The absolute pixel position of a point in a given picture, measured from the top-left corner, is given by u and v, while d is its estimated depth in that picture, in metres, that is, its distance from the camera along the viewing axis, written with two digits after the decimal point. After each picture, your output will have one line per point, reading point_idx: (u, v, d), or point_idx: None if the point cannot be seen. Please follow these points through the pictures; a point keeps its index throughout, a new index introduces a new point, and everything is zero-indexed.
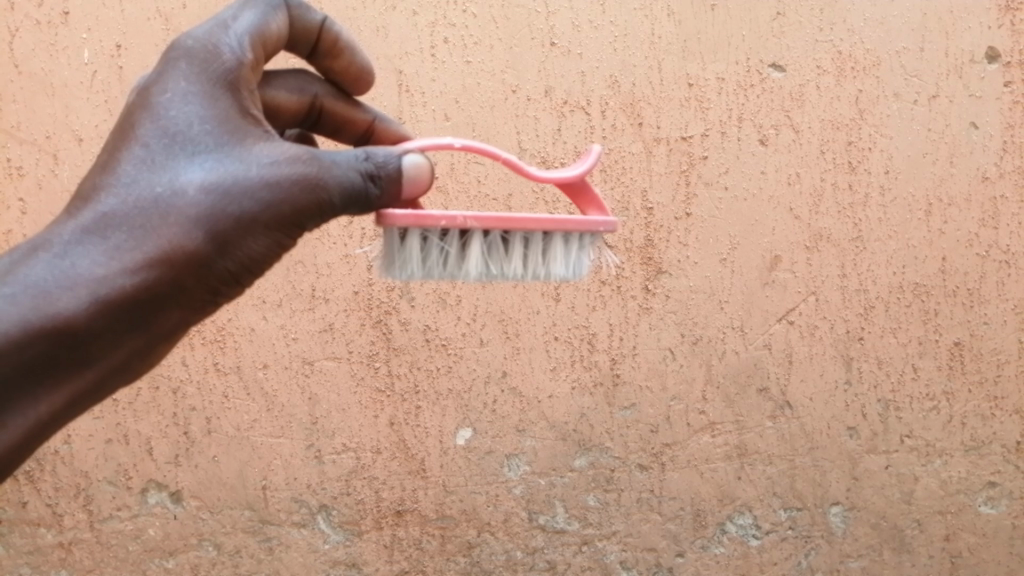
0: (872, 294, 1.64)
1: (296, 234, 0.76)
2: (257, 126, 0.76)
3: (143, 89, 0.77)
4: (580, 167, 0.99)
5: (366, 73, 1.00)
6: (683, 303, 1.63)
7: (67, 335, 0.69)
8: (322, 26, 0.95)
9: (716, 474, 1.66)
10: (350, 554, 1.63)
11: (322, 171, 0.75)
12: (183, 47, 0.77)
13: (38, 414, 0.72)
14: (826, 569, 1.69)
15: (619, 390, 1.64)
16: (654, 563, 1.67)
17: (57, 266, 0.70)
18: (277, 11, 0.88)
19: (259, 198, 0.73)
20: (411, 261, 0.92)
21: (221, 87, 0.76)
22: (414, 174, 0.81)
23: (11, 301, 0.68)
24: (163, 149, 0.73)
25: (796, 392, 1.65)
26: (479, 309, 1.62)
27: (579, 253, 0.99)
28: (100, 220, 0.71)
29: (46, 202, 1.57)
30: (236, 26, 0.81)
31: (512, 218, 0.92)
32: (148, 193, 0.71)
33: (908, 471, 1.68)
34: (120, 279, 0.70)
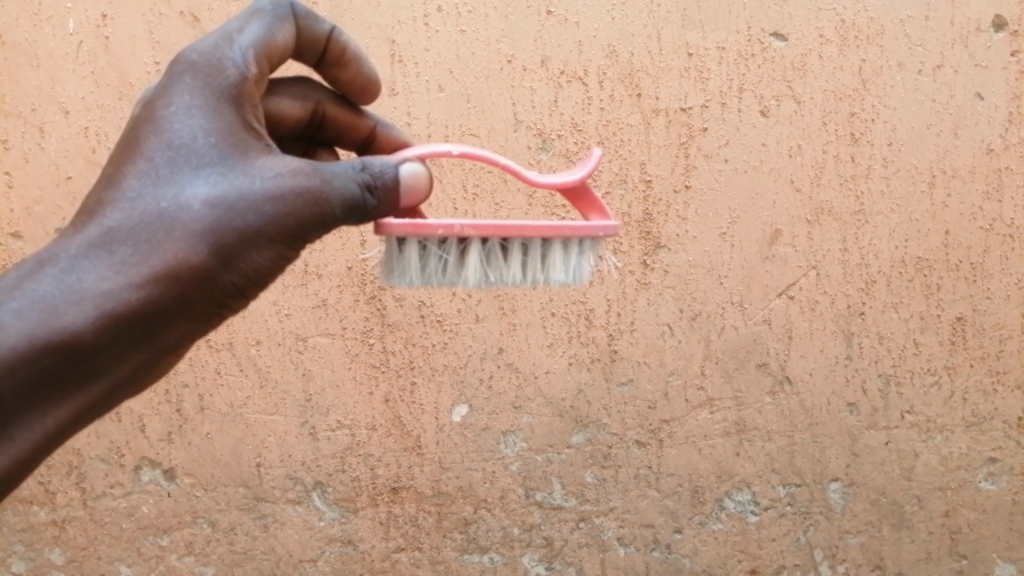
0: (873, 269, 1.62)
1: (298, 246, 0.81)
2: (259, 139, 0.81)
3: (148, 101, 0.81)
4: (579, 172, 1.00)
5: (372, 83, 1.04)
6: (681, 278, 1.61)
7: (73, 350, 0.74)
8: (330, 36, 0.99)
9: (715, 451, 1.65)
10: (346, 531, 1.62)
11: (325, 183, 0.79)
12: (187, 61, 0.81)
13: (45, 428, 0.77)
14: (825, 545, 1.68)
15: (617, 365, 1.62)
16: (651, 539, 1.66)
17: (64, 281, 0.74)
18: (284, 21, 0.91)
19: (263, 211, 0.77)
20: (409, 269, 0.94)
21: (224, 101, 0.80)
22: (411, 182, 0.86)
23: (19, 315, 0.73)
24: (167, 162, 0.77)
25: (797, 367, 1.63)
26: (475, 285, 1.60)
27: (579, 258, 1.00)
28: (105, 235, 0.76)
29: (32, 176, 1.54)
30: (241, 38, 0.85)
31: (510, 225, 0.91)
32: (153, 207, 0.76)
33: (908, 447, 1.66)
34: (126, 293, 0.75)
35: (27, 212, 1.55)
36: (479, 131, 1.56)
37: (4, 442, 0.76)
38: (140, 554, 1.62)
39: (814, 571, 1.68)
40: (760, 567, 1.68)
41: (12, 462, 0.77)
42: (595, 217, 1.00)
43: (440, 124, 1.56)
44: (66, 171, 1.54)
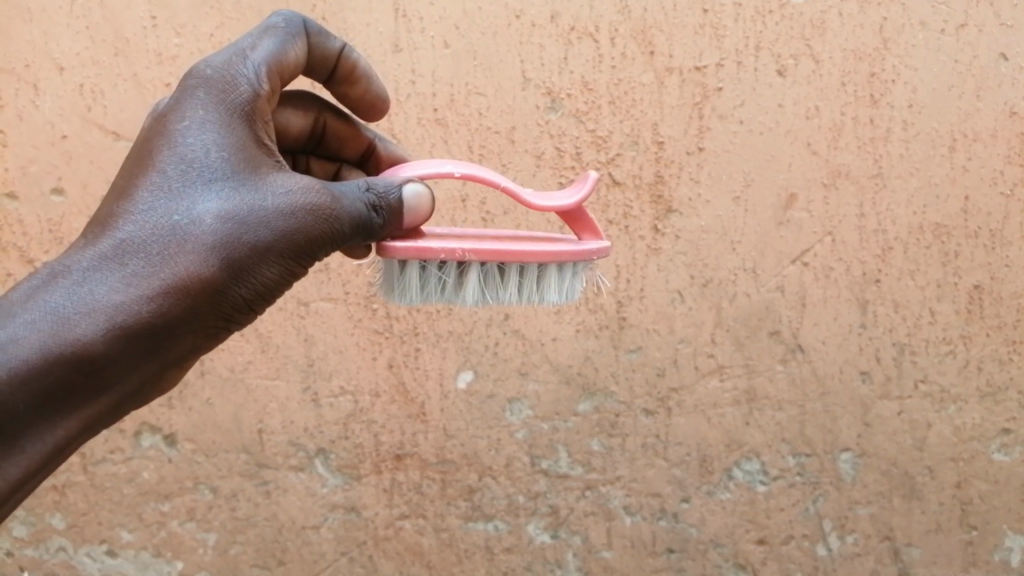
0: (890, 235, 1.57)
1: (303, 261, 0.90)
2: (269, 157, 0.90)
3: (163, 115, 0.89)
4: (579, 193, 1.05)
5: (381, 101, 1.18)
6: (693, 243, 1.57)
7: (84, 362, 0.79)
8: (340, 53, 1.10)
9: (724, 420, 1.62)
10: (349, 497, 1.61)
11: (335, 201, 0.89)
12: (202, 77, 0.90)
13: (54, 440, 0.82)
14: (834, 516, 1.65)
15: (625, 333, 1.59)
16: (658, 508, 1.64)
17: (75, 293, 0.80)
18: (296, 40, 1.02)
19: (275, 226, 0.86)
20: (410, 289, 1.03)
21: (236, 117, 0.89)
22: (414, 203, 0.95)
23: (32, 327, 0.78)
24: (180, 176, 0.85)
25: (809, 335, 1.60)
26: None
27: (573, 278, 1.10)
28: (118, 246, 0.82)
29: (28, 135, 1.51)
30: (254, 56, 0.95)
31: (509, 251, 0.99)
32: (166, 220, 0.83)
33: (921, 417, 1.63)
34: (137, 305, 0.80)
35: (22, 171, 1.51)
36: (485, 90, 1.53)
37: (15, 454, 0.80)
38: (140, 520, 1.60)
39: (823, 542, 1.66)
40: (768, 537, 1.65)
41: (23, 472, 0.81)
42: (589, 238, 1.07)
43: (445, 82, 1.53)
44: (61, 130, 1.50)
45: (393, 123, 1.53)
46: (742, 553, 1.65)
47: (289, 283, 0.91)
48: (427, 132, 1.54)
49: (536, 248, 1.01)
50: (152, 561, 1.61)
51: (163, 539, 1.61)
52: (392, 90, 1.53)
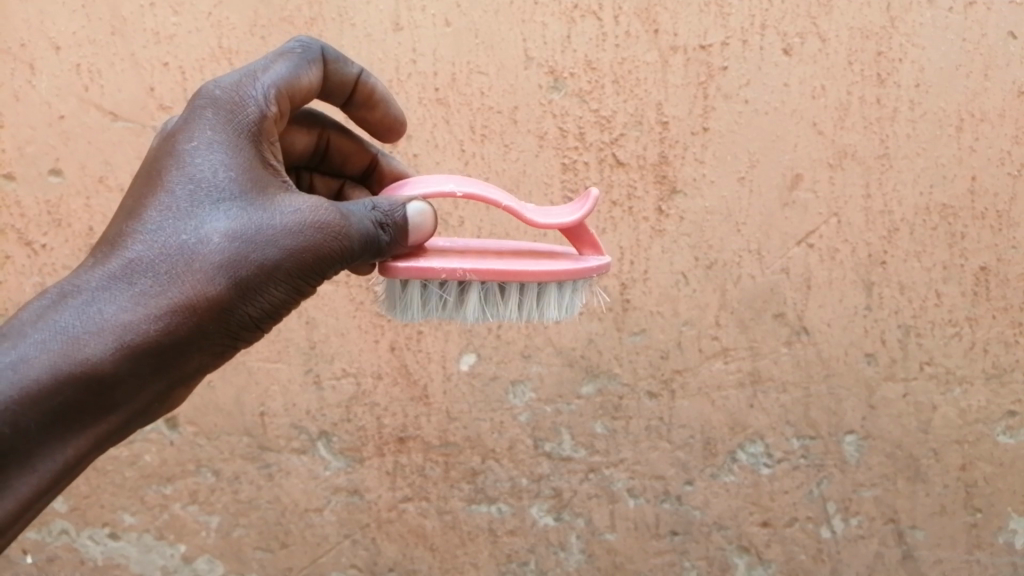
0: (896, 217, 1.56)
1: (311, 280, 0.88)
2: (276, 176, 0.90)
3: (171, 135, 0.90)
4: (580, 211, 1.04)
5: (398, 122, 1.18)
6: (698, 225, 1.56)
7: (93, 381, 0.79)
8: (358, 78, 1.12)
9: (728, 402, 1.61)
10: (351, 480, 1.60)
11: (343, 219, 0.88)
12: (211, 98, 0.90)
13: (65, 458, 0.81)
14: (838, 498, 1.64)
15: (629, 315, 1.58)
16: (661, 491, 1.63)
17: (84, 312, 0.80)
18: (312, 65, 1.03)
19: (282, 245, 0.85)
20: (412, 305, 1.04)
21: (244, 137, 0.89)
22: (419, 221, 0.94)
23: (43, 347, 0.78)
24: (188, 196, 0.85)
25: (814, 317, 1.58)
26: (482, 233, 1.55)
27: (573, 295, 1.08)
28: (126, 266, 0.82)
29: (25, 116, 1.49)
30: (265, 77, 0.95)
31: (511, 271, 0.99)
32: (174, 240, 0.83)
33: (926, 399, 1.62)
34: (144, 324, 0.80)
35: (19, 153, 1.50)
36: (487, 69, 1.51)
37: (26, 473, 0.80)
38: (143, 503, 1.60)
39: (826, 524, 1.65)
40: (771, 519, 1.65)
41: (34, 490, 0.82)
42: (590, 254, 1.07)
43: (447, 61, 1.51)
44: (59, 111, 1.49)
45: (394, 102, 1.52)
46: (746, 536, 1.65)
47: (296, 302, 0.90)
48: (428, 111, 1.53)
49: (536, 267, 1.01)
50: (155, 544, 1.61)
51: (165, 522, 1.61)
52: (393, 69, 1.51)
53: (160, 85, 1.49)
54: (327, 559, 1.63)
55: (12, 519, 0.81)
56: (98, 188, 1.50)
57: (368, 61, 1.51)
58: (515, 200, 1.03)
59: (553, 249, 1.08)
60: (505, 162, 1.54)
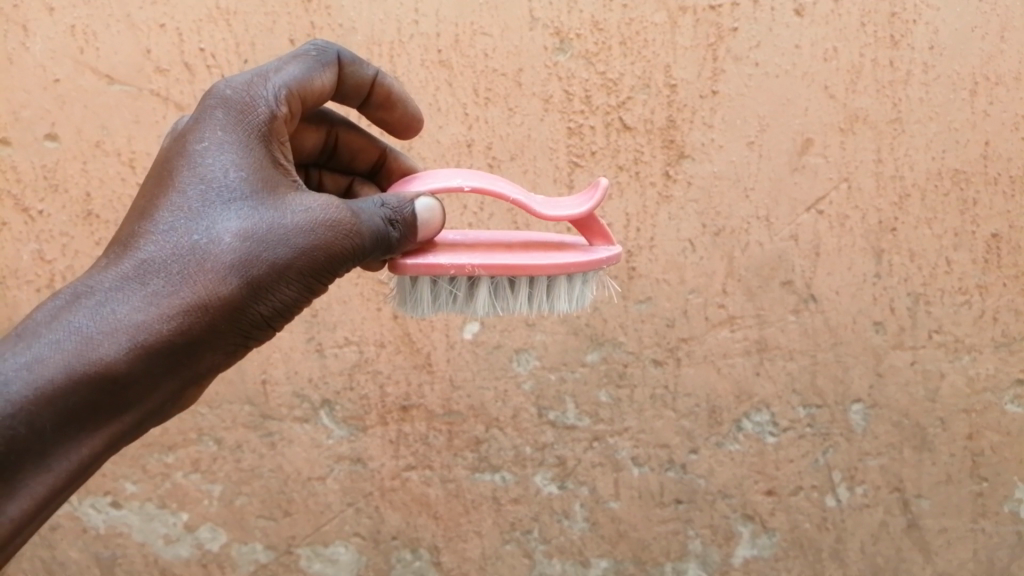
0: (907, 182, 1.53)
1: (323, 279, 0.87)
2: (286, 176, 0.89)
3: (182, 136, 0.89)
4: (588, 202, 1.02)
5: (416, 122, 1.15)
6: (706, 190, 1.53)
7: (108, 382, 0.77)
8: (374, 79, 1.09)
9: (734, 371, 1.59)
10: (354, 449, 1.60)
11: (355, 216, 0.87)
12: (221, 98, 0.90)
13: (80, 458, 0.78)
14: (844, 467, 1.63)
15: (635, 283, 1.56)
16: (666, 460, 1.62)
17: (98, 313, 0.78)
18: (327, 67, 1.01)
19: (295, 244, 0.83)
20: (422, 301, 1.04)
21: (254, 138, 0.89)
22: (427, 218, 0.92)
23: (56, 348, 0.76)
24: (200, 197, 0.83)
25: (822, 285, 1.56)
26: (486, 199, 1.53)
27: (583, 286, 1.07)
28: (138, 267, 0.80)
29: (18, 78, 1.46)
30: (275, 78, 0.94)
31: (520, 266, 0.96)
32: (186, 240, 0.81)
33: (935, 368, 1.60)
34: (159, 324, 0.78)
35: (14, 117, 1.47)
36: (491, 30, 1.48)
37: (40, 474, 0.77)
38: (145, 472, 1.60)
39: (831, 493, 1.64)
40: (777, 488, 1.63)
41: (47, 494, 0.78)
42: (600, 244, 1.05)
43: (450, 23, 1.48)
44: (53, 74, 1.46)
45: (396, 65, 1.48)
46: (750, 504, 1.64)
47: (308, 301, 0.88)
48: (431, 74, 1.49)
49: (546, 261, 0.98)
50: (157, 513, 1.61)
51: (167, 491, 1.60)
52: (394, 30, 1.48)
53: (156, 47, 1.46)
54: (329, 527, 1.62)
55: (25, 523, 0.78)
56: (94, 153, 1.48)
57: (370, 22, 1.47)
58: (523, 193, 1.01)
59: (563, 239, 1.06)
60: (510, 126, 1.51)
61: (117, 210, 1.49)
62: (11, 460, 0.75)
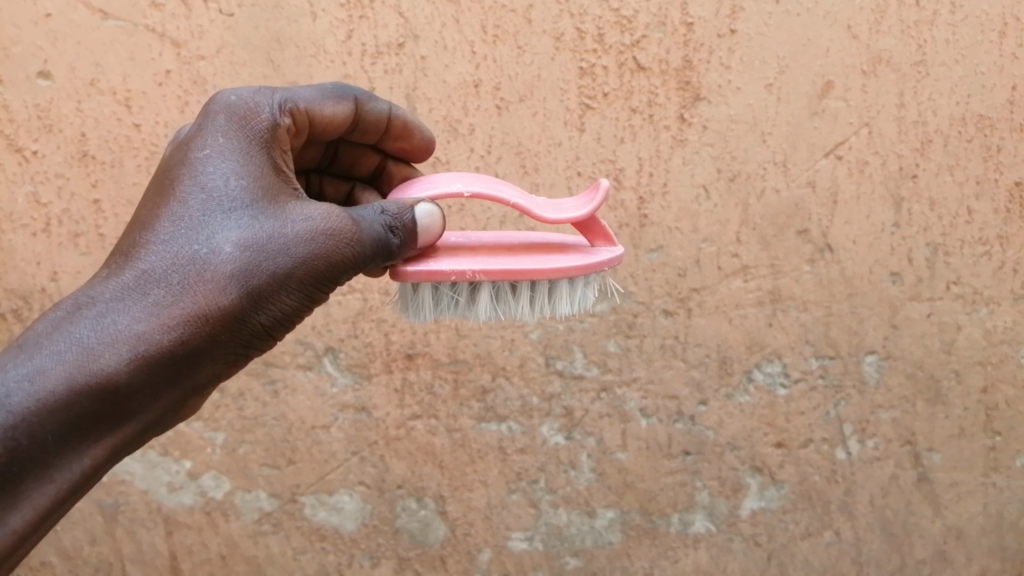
0: (930, 128, 1.48)
1: (322, 287, 0.89)
2: (287, 185, 0.92)
3: (184, 144, 0.91)
4: (590, 203, 1.01)
5: (428, 148, 1.21)
6: (721, 134, 1.48)
7: (109, 392, 0.79)
8: (390, 114, 1.14)
9: (746, 321, 1.56)
10: (359, 397, 1.58)
11: (353, 225, 0.89)
12: (224, 107, 0.93)
13: (82, 467, 0.81)
14: (855, 420, 1.60)
15: (646, 231, 1.52)
16: (674, 411, 1.59)
17: (100, 324, 0.80)
18: (341, 99, 1.08)
19: (293, 253, 0.86)
20: (424, 306, 1.03)
21: (255, 147, 0.91)
22: (427, 223, 0.93)
23: (59, 359, 0.79)
24: (201, 207, 0.86)
25: (839, 234, 1.52)
26: (494, 141, 1.48)
27: (585, 287, 1.08)
28: (139, 278, 0.82)
29: (7, 12, 1.41)
30: (278, 93, 0.98)
31: (520, 270, 0.96)
32: (186, 250, 0.83)
33: (951, 320, 1.56)
34: (158, 335, 0.81)
35: (4, 53, 1.42)
36: None
37: (45, 483, 0.80)
38: None
39: (842, 445, 1.61)
40: (786, 440, 1.61)
41: (53, 501, 0.81)
42: (602, 245, 1.06)
43: None
44: (45, 8, 1.41)
45: (402, 2, 1.43)
46: (759, 456, 1.61)
47: (307, 309, 0.91)
48: (437, 10, 1.43)
49: (548, 265, 0.97)
50: (160, 460, 1.59)
51: (170, 439, 1.58)
52: None
53: None
54: (334, 476, 1.60)
55: (29, 530, 0.81)
56: (89, 92, 1.43)
57: None
58: (523, 195, 1.01)
59: (564, 240, 1.06)
60: (519, 66, 1.46)
61: (113, 151, 1.45)
62: (17, 469, 0.78)
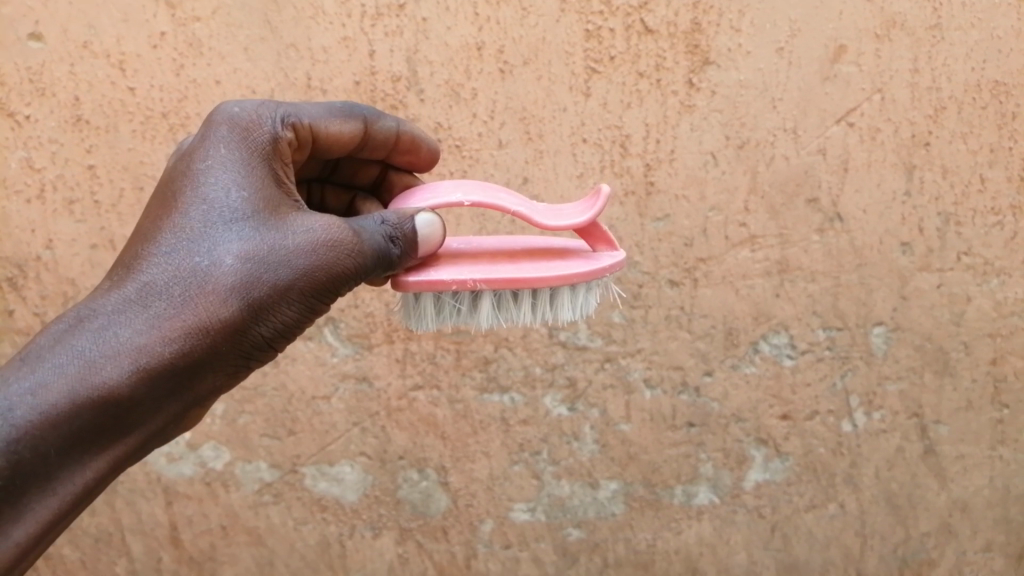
0: (944, 94, 1.44)
1: (324, 298, 0.88)
2: (288, 197, 0.91)
3: (186, 154, 0.90)
4: (592, 209, 1.00)
5: (434, 157, 1.19)
6: (730, 100, 1.45)
7: (111, 405, 0.79)
8: (398, 131, 1.12)
9: (753, 292, 1.53)
10: (360, 368, 1.56)
11: (355, 235, 0.88)
12: (226, 116, 0.92)
13: (85, 478, 0.81)
14: (862, 391, 1.58)
15: (652, 199, 1.49)
16: (679, 382, 1.57)
17: (100, 337, 0.79)
18: (349, 117, 1.06)
19: (295, 265, 0.84)
20: (426, 314, 1.00)
21: (256, 157, 0.90)
22: (428, 233, 0.91)
23: (60, 372, 0.78)
24: (202, 217, 0.84)
25: (849, 203, 1.49)
26: (497, 106, 1.45)
27: (587, 293, 1.05)
28: (140, 290, 0.81)
29: None
30: (279, 104, 0.96)
31: (522, 279, 0.94)
32: (187, 261, 0.82)
33: (961, 291, 1.54)
34: (159, 348, 0.80)
35: None
36: None
37: (48, 494, 0.80)
38: None
39: (848, 418, 1.59)
40: (792, 412, 1.59)
41: (55, 513, 0.81)
42: (603, 250, 1.04)
43: None
44: None
45: None
46: (765, 428, 1.59)
47: (309, 319, 0.90)
48: None
49: (550, 274, 0.96)
50: None
51: None
52: None
53: None
54: (334, 446, 1.59)
55: (33, 542, 0.80)
56: (82, 55, 1.40)
57: None
58: (525, 203, 0.99)
59: (565, 246, 1.05)
60: (523, 29, 1.42)
61: (108, 115, 1.42)
62: (20, 481, 0.78)
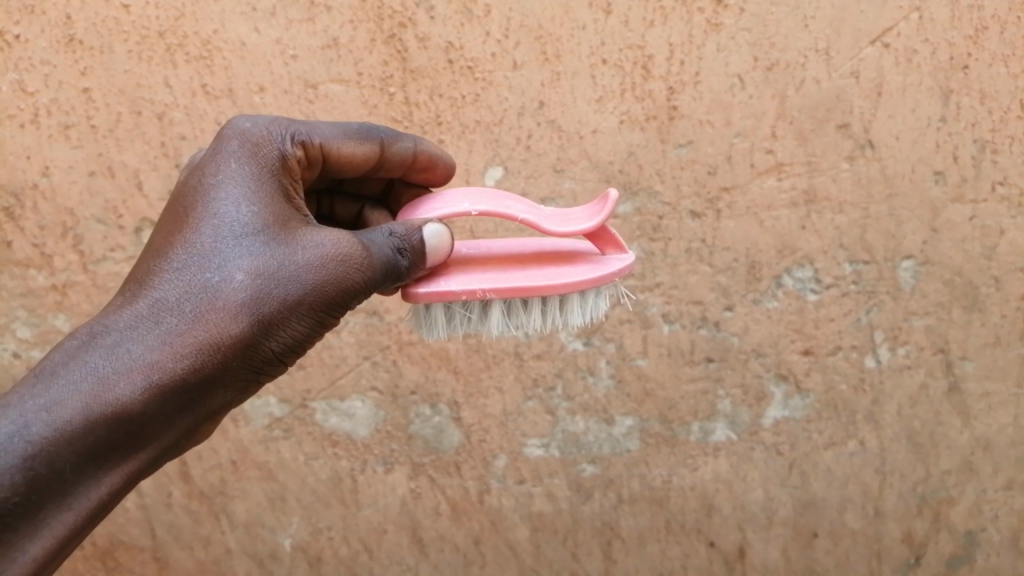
0: (986, 13, 1.37)
1: (334, 313, 0.86)
2: (298, 212, 0.89)
3: (197, 170, 0.89)
4: (600, 214, 0.95)
5: (450, 174, 1.14)
6: (759, 18, 1.38)
7: (124, 421, 0.76)
8: (415, 151, 1.07)
9: (778, 224, 1.47)
10: (370, 302, 1.52)
11: (365, 249, 0.86)
12: (237, 133, 0.90)
13: (99, 495, 0.78)
14: (887, 327, 1.53)
15: (675, 125, 1.43)
16: (699, 317, 1.53)
17: (112, 352, 0.77)
18: (363, 138, 1.03)
19: (305, 281, 0.83)
20: (437, 323, 0.98)
21: (266, 172, 0.89)
22: (436, 244, 0.89)
23: (73, 388, 0.75)
24: (213, 233, 0.83)
25: (882, 129, 1.42)
26: (512, 24, 1.39)
27: (596, 297, 1.03)
28: (152, 307, 0.79)
29: None
30: (289, 121, 0.95)
31: (531, 288, 0.92)
32: (198, 277, 0.80)
33: (995, 224, 1.47)
34: (171, 363, 0.77)
35: None
36: None
37: (61, 511, 0.76)
38: None
39: (872, 353, 1.55)
40: (815, 348, 1.54)
41: (70, 530, 0.77)
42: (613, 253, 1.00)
43: None
44: None
45: None
46: (785, 364, 1.55)
47: (318, 334, 0.88)
48: None
49: (558, 281, 0.93)
50: None
51: None
52: None
53: None
54: (345, 381, 1.56)
55: (46, 561, 0.77)
56: None
57: None
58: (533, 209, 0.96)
59: (574, 248, 1.01)
60: None
61: (103, 34, 1.36)
62: (35, 497, 0.74)
